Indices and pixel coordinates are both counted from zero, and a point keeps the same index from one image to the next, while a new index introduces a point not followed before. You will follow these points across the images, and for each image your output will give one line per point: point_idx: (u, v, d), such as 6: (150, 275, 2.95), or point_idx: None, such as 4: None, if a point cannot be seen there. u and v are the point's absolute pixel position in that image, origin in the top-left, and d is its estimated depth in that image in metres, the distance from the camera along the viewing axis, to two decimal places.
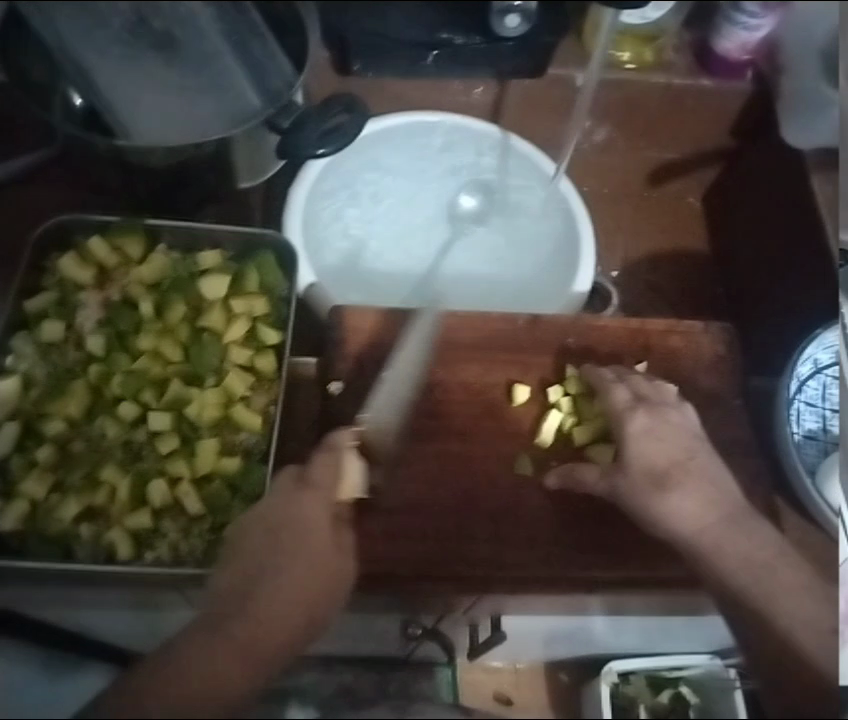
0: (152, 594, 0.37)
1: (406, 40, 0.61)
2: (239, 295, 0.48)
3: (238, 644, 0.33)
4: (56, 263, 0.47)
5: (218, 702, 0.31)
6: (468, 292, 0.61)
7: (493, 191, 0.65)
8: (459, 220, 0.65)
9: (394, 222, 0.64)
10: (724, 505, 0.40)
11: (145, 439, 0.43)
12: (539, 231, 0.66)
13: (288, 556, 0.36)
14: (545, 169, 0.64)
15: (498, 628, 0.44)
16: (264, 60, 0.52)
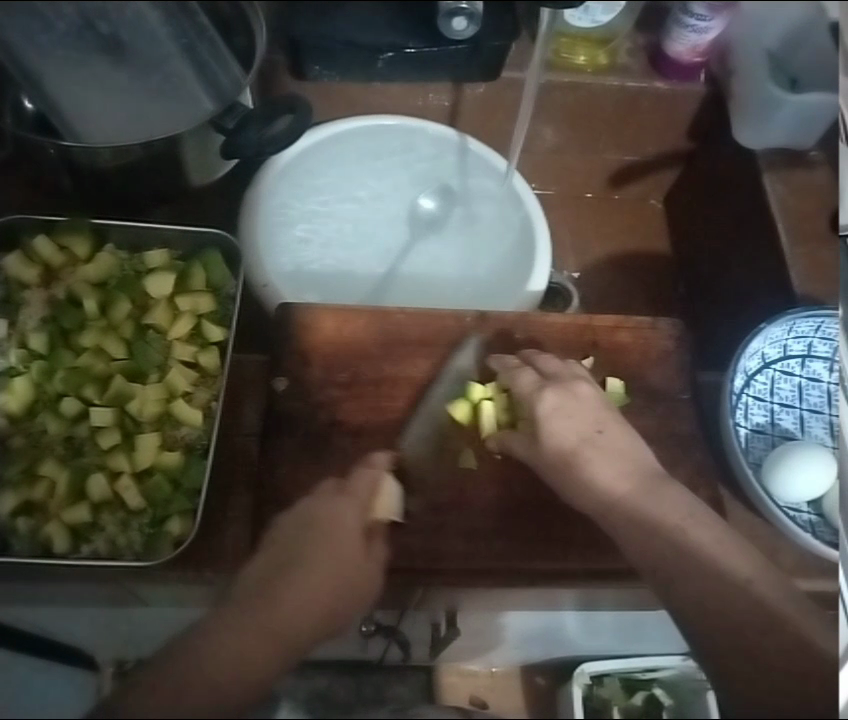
0: (117, 591, 0.38)
1: (357, 41, 0.59)
2: (185, 292, 0.48)
3: (266, 631, 0.33)
4: (2, 262, 0.47)
5: (243, 684, 0.32)
6: (416, 286, 0.61)
7: (450, 192, 0.66)
8: (418, 222, 0.65)
9: (354, 229, 0.64)
10: (639, 476, 0.43)
11: (87, 434, 0.43)
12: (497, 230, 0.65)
13: (318, 544, 0.37)
14: (498, 167, 0.65)
15: (454, 625, 0.41)
16: (211, 60, 0.55)
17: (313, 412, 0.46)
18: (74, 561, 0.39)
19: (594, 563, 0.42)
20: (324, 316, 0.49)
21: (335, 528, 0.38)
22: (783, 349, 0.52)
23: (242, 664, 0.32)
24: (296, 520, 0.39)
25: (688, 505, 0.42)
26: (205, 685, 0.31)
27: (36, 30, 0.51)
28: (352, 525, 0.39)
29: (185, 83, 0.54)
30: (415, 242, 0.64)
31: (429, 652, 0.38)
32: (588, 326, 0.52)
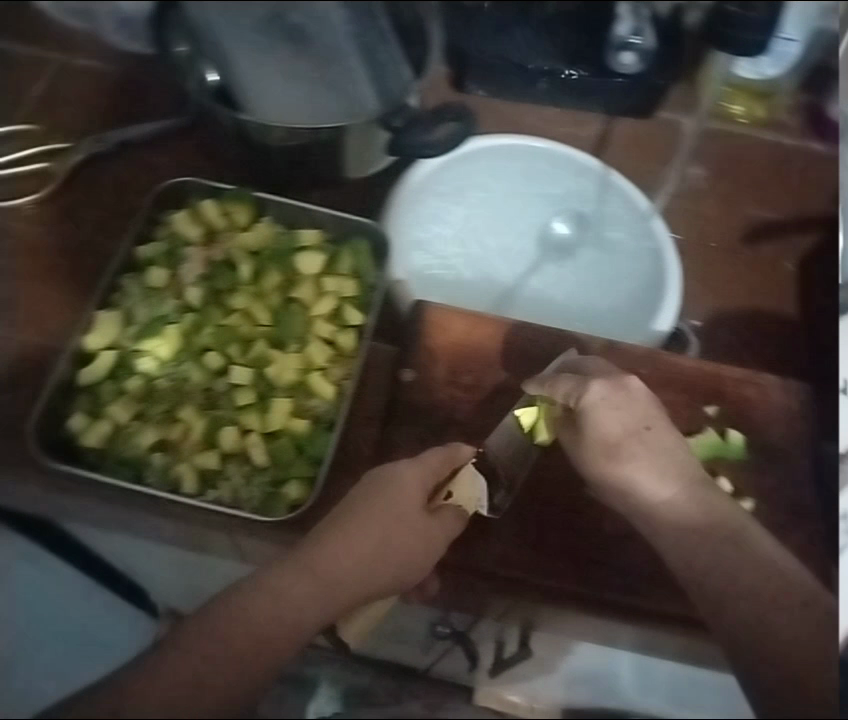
0: (203, 532, 0.41)
1: (524, 63, 0.62)
2: (332, 274, 0.50)
3: (317, 585, 0.38)
4: (171, 218, 0.52)
5: (288, 623, 0.37)
6: (541, 308, 0.55)
7: (584, 221, 0.59)
8: (549, 247, 0.59)
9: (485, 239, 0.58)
10: (686, 481, 0.42)
11: (225, 389, 0.45)
12: (624, 268, 0.57)
13: (369, 512, 0.41)
14: (640, 204, 0.60)
15: (525, 648, 0.43)
16: (386, 64, 0.57)
17: (433, 410, 0.46)
18: (199, 503, 0.42)
19: (683, 605, 0.40)
20: (456, 316, 0.49)
21: (392, 495, 0.42)
22: None
23: (292, 617, 0.37)
24: (359, 492, 0.43)
25: (731, 509, 0.42)
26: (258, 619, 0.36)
27: (251, 38, 0.55)
28: (413, 503, 0.42)
29: (350, 78, 0.55)
30: (545, 264, 0.58)
31: (490, 668, 0.44)
32: (713, 374, 0.50)
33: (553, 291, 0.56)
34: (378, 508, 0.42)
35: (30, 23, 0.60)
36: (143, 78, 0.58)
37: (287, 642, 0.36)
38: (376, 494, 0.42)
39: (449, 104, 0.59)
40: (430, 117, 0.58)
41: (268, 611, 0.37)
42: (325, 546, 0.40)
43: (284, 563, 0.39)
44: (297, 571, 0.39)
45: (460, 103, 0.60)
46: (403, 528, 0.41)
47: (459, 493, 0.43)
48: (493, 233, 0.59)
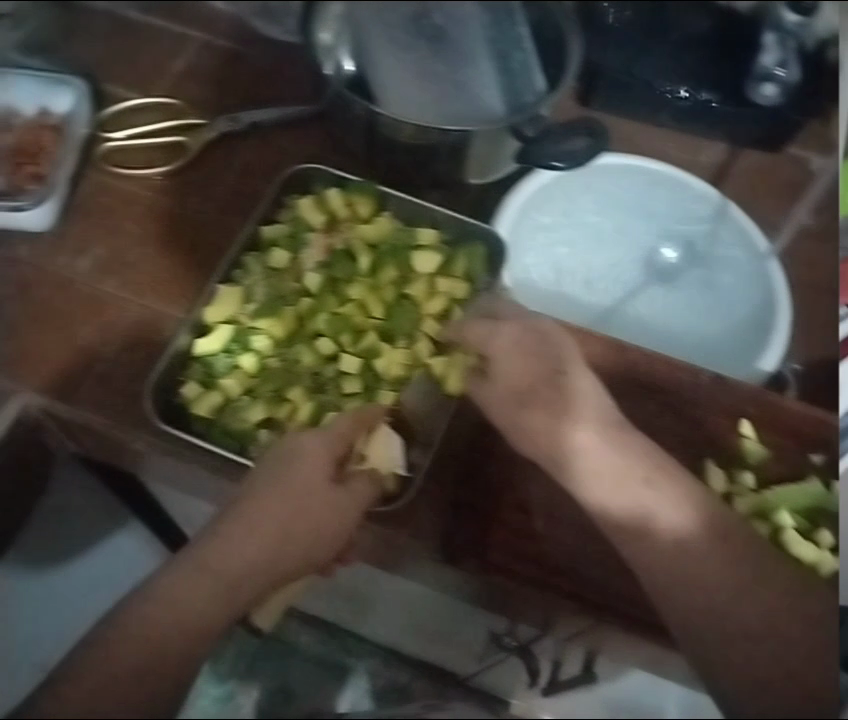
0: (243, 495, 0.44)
1: (656, 85, 0.61)
2: (446, 275, 0.50)
3: (206, 591, 0.41)
4: (296, 202, 0.53)
5: (180, 630, 0.40)
6: (647, 333, 0.52)
7: (695, 249, 0.57)
8: (655, 269, 0.56)
9: (589, 253, 0.57)
10: (598, 429, 0.46)
11: (333, 375, 0.46)
12: (731, 302, 0.54)
13: (269, 496, 0.43)
14: (757, 243, 0.57)
15: (585, 670, 0.47)
16: (521, 70, 0.58)
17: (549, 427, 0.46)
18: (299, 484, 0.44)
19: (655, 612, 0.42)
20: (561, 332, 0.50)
21: (287, 474, 0.44)
22: None
23: (193, 614, 0.40)
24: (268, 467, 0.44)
25: (630, 466, 0.44)
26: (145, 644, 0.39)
27: (390, 27, 0.59)
28: (319, 475, 0.44)
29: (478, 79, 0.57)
30: (649, 285, 0.55)
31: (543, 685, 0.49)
32: (820, 422, 0.48)
33: (655, 316, 0.54)
34: (286, 490, 0.43)
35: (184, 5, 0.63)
36: (282, 65, 0.61)
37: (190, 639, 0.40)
38: (278, 474, 0.44)
39: (579, 119, 0.59)
40: (559, 131, 0.58)
41: (166, 607, 0.40)
42: (221, 537, 0.42)
43: (184, 561, 0.42)
44: (194, 571, 0.42)
45: (589, 118, 0.59)
46: (293, 508, 0.43)
47: (370, 454, 0.45)
48: (600, 256, 0.57)
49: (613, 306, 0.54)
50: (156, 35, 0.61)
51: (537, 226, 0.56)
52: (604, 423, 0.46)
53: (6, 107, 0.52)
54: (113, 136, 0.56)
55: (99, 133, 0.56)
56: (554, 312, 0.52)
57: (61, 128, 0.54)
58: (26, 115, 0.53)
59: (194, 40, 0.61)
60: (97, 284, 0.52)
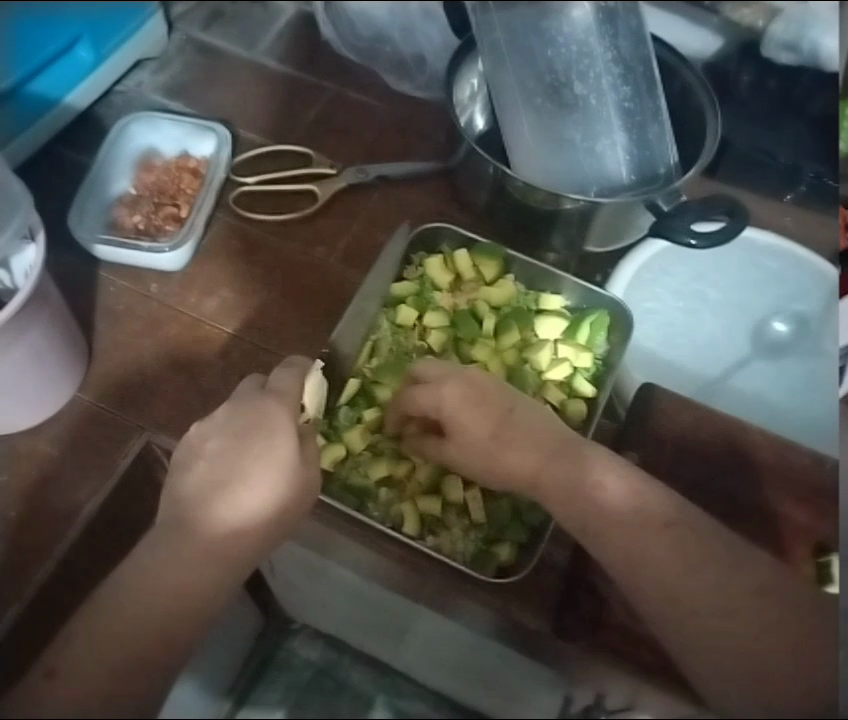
0: (229, 475, 0.43)
1: (784, 161, 0.59)
2: (567, 343, 0.51)
3: (193, 561, 0.37)
4: (425, 261, 0.55)
5: (189, 598, 0.35)
6: (748, 405, 0.45)
7: (808, 325, 0.48)
8: (760, 342, 0.49)
9: (697, 321, 0.51)
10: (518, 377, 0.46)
11: (452, 439, 0.45)
12: (810, 370, 0.46)
13: (234, 478, 0.42)
14: (828, 276, 0.50)
15: None
16: (653, 142, 0.55)
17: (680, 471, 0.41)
18: (418, 546, 0.45)
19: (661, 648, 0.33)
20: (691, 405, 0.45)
21: (248, 449, 0.43)
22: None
23: (190, 591, 0.36)
24: (230, 441, 0.44)
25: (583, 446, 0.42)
26: (164, 592, 0.35)
27: (526, 75, 0.54)
28: (286, 449, 0.43)
29: (616, 156, 0.55)
30: (756, 359, 0.48)
31: None
32: None
33: (756, 389, 0.46)
34: (260, 457, 0.43)
35: (312, 49, 0.63)
36: (406, 128, 0.63)
37: (185, 624, 0.34)
38: (241, 450, 0.43)
39: (718, 194, 0.58)
40: (703, 203, 0.55)
41: (158, 589, 0.35)
42: (205, 519, 0.40)
43: (157, 550, 0.37)
44: (175, 553, 0.37)
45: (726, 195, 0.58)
46: (266, 484, 0.42)
47: (308, 405, 0.46)
48: (705, 322, 0.51)
49: (715, 377, 0.48)
50: (290, 90, 0.64)
51: (657, 290, 0.55)
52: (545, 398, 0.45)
53: (149, 148, 0.60)
54: (246, 183, 0.60)
55: (234, 177, 0.60)
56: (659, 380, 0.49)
57: (199, 170, 0.59)
58: (167, 155, 0.61)
59: (324, 91, 0.63)
60: (219, 323, 0.53)
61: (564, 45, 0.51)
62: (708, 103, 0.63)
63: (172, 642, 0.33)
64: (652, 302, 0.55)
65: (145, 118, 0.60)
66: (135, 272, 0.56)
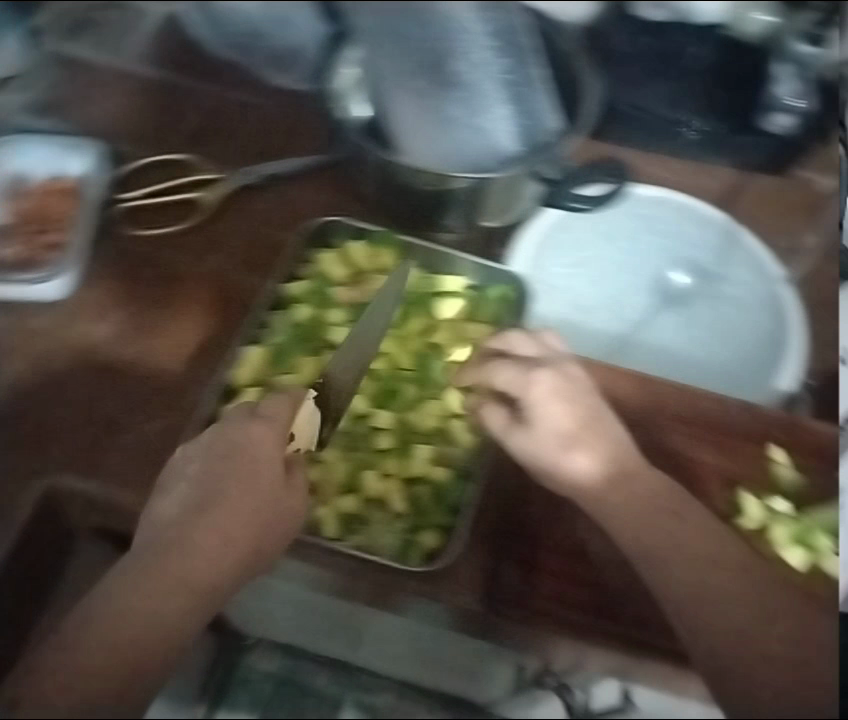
0: (216, 492, 0.42)
1: (666, 118, 0.61)
2: (473, 322, 0.51)
3: (173, 585, 0.39)
4: (318, 256, 0.54)
5: (164, 629, 0.38)
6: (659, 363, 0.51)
7: (704, 274, 0.56)
8: (664, 294, 0.55)
9: (603, 281, 0.55)
10: (479, 367, 0.49)
11: (365, 432, 0.47)
12: (722, 314, 0.54)
13: (228, 494, 0.42)
14: (717, 220, 0.57)
15: (627, 698, 0.40)
16: (534, 111, 0.58)
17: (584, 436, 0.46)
18: (342, 547, 0.43)
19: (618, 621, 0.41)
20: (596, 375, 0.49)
21: (242, 468, 0.43)
22: None
23: (167, 623, 0.38)
24: (218, 456, 0.44)
25: (546, 428, 0.46)
26: (143, 620, 0.37)
27: (403, 65, 0.59)
28: (270, 474, 0.43)
29: (499, 129, 0.57)
30: (658, 312, 0.54)
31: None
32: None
33: (668, 343, 0.53)
34: (240, 483, 0.43)
35: (190, 53, 0.64)
36: (290, 117, 0.60)
37: (155, 655, 0.37)
38: (227, 473, 0.43)
39: (600, 155, 0.59)
40: (584, 170, 0.58)
41: (141, 607, 0.37)
42: (197, 536, 0.40)
43: (142, 571, 0.39)
44: (158, 575, 0.38)
45: (608, 163, 0.58)
46: (246, 519, 0.42)
47: (297, 435, 0.45)
48: (610, 276, 0.56)
49: (630, 332, 0.53)
50: (164, 94, 0.62)
51: (561, 261, 0.55)
52: (521, 380, 0.48)
53: (18, 172, 0.56)
54: (128, 197, 0.56)
55: (114, 193, 0.56)
56: (575, 344, 0.51)
57: (73, 189, 0.55)
58: (36, 177, 0.56)
59: (206, 94, 0.62)
60: (118, 349, 0.50)
61: (443, 32, 0.61)
62: (584, 71, 0.61)
63: (141, 667, 0.37)
64: (558, 269, 0.54)
65: (12, 145, 0.57)
66: (20, 307, 0.52)
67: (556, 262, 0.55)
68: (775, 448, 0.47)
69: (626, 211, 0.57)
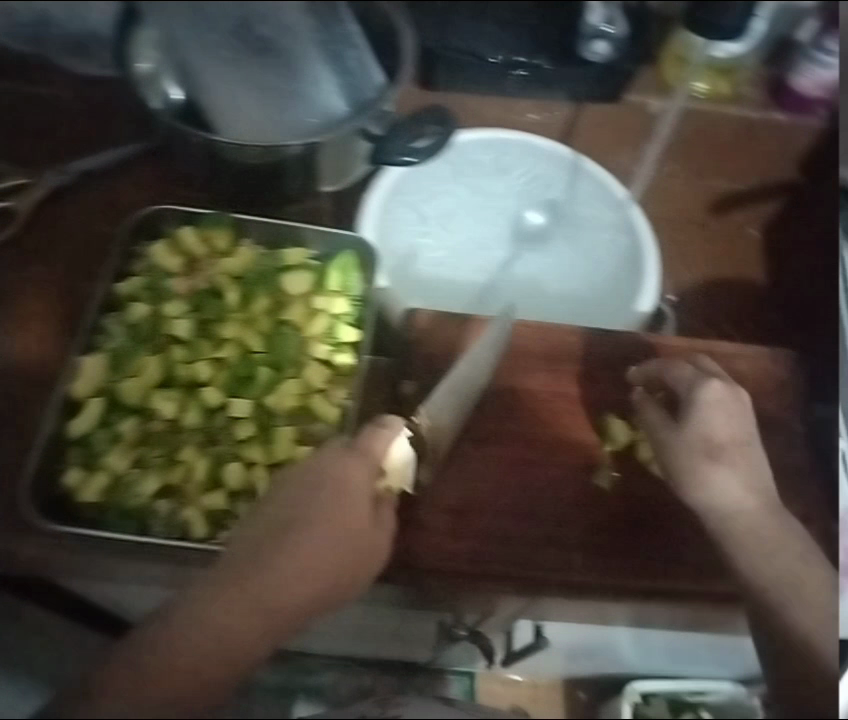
0: (274, 524, 0.41)
1: (490, 55, 0.60)
2: (321, 292, 0.49)
3: (249, 611, 0.39)
4: (149, 250, 0.51)
5: (236, 653, 0.38)
6: (526, 297, 0.54)
7: (556, 209, 0.58)
8: (521, 235, 0.58)
9: (462, 234, 0.58)
10: (452, 361, 0.48)
11: (224, 423, 0.46)
12: (578, 249, 0.58)
13: (323, 522, 0.41)
14: (563, 153, 0.59)
15: (540, 635, 0.43)
16: (356, 72, 0.54)
17: (448, 393, 0.47)
18: (211, 547, 0.41)
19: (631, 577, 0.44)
20: (453, 327, 0.49)
21: (335, 498, 0.42)
22: None
23: (238, 645, 0.38)
24: (321, 489, 0.42)
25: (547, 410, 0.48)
26: (212, 645, 0.38)
27: (205, 34, 0.52)
28: (363, 501, 0.42)
29: (324, 97, 0.53)
30: (518, 256, 0.57)
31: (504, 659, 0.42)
32: (705, 349, 0.51)
33: (531, 283, 0.56)
34: (333, 517, 0.41)
35: None
36: (103, 105, 0.56)
37: (229, 675, 0.38)
38: (318, 505, 0.42)
39: (426, 102, 0.58)
40: (408, 122, 0.57)
41: (206, 631, 0.38)
42: (282, 572, 0.40)
43: (220, 597, 0.39)
44: (218, 601, 0.39)
45: (433, 109, 0.58)
46: (325, 555, 0.40)
47: (390, 471, 0.44)
48: (467, 226, 0.58)
49: (492, 280, 0.56)
50: None
51: (411, 224, 0.56)
52: (537, 380, 0.49)
53: None
54: None
55: None
56: (438, 301, 0.53)
57: None
58: None
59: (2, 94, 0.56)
60: None
61: None
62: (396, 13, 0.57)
63: (215, 687, 0.38)
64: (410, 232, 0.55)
65: None
66: None
67: (404, 223, 0.55)
68: (635, 370, 0.49)
69: (462, 163, 0.58)
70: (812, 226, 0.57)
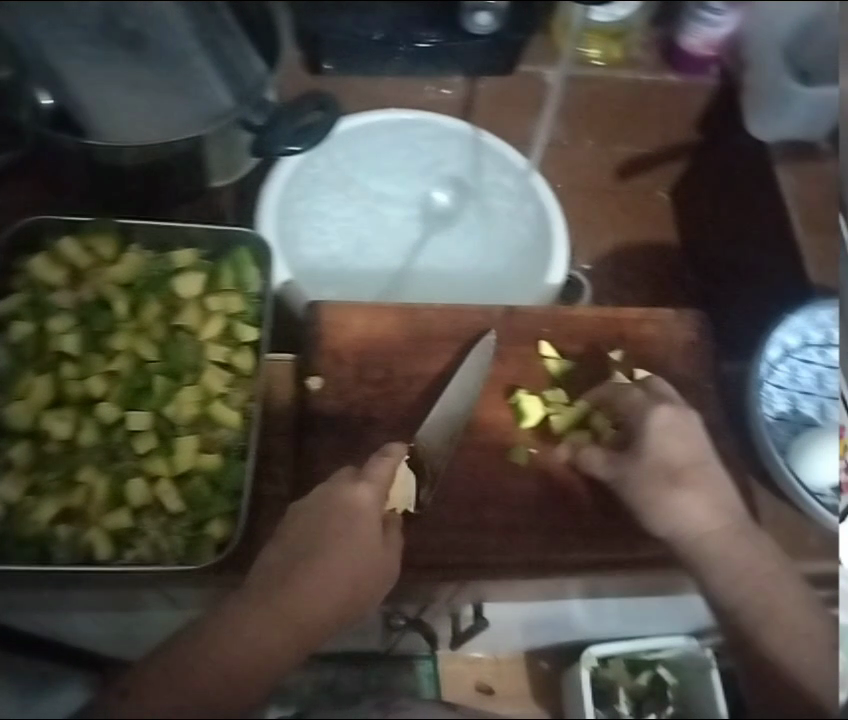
0: (290, 543, 0.38)
1: (377, 40, 0.59)
2: (215, 293, 0.48)
3: (271, 619, 0.35)
4: (28, 264, 0.48)
5: (262, 665, 0.34)
6: (437, 283, 0.52)
7: (461, 185, 0.57)
8: (430, 217, 0.57)
9: (363, 219, 0.56)
10: (361, 351, 0.47)
11: (123, 439, 0.44)
12: (484, 224, 0.56)
13: (338, 532, 0.38)
14: (463, 130, 0.57)
15: (480, 616, 0.41)
16: (232, 59, 0.57)
17: (357, 385, 0.46)
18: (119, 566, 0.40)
19: (633, 547, 0.41)
20: (359, 315, 0.48)
21: (346, 514, 0.39)
22: (802, 338, 0.47)
23: (264, 660, 0.34)
24: (314, 502, 0.40)
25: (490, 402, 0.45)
26: (238, 658, 0.34)
27: (81, 40, 0.57)
28: (373, 516, 0.40)
29: (206, 86, 0.56)
30: (428, 237, 0.56)
31: (450, 643, 0.40)
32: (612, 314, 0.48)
33: (439, 264, 0.54)
34: (341, 532, 0.38)
35: None
36: None
37: (252, 690, 0.34)
38: (329, 522, 0.39)
39: (311, 90, 0.57)
40: (292, 109, 0.56)
41: (227, 642, 0.34)
42: (302, 584, 0.36)
43: (242, 609, 0.35)
44: (239, 613, 0.35)
45: (320, 96, 0.56)
46: (342, 567, 0.37)
47: (392, 493, 0.42)
48: (368, 211, 0.56)
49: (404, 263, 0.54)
50: None
51: (312, 214, 0.54)
52: (483, 373, 0.46)
53: None
54: None
55: None
56: (348, 291, 0.51)
57: None
58: None
59: None
60: None
61: None
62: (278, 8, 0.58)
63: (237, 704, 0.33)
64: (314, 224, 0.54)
65: None
66: None
67: (302, 214, 0.54)
68: (547, 339, 0.47)
69: (355, 147, 0.56)
70: (718, 181, 0.57)
